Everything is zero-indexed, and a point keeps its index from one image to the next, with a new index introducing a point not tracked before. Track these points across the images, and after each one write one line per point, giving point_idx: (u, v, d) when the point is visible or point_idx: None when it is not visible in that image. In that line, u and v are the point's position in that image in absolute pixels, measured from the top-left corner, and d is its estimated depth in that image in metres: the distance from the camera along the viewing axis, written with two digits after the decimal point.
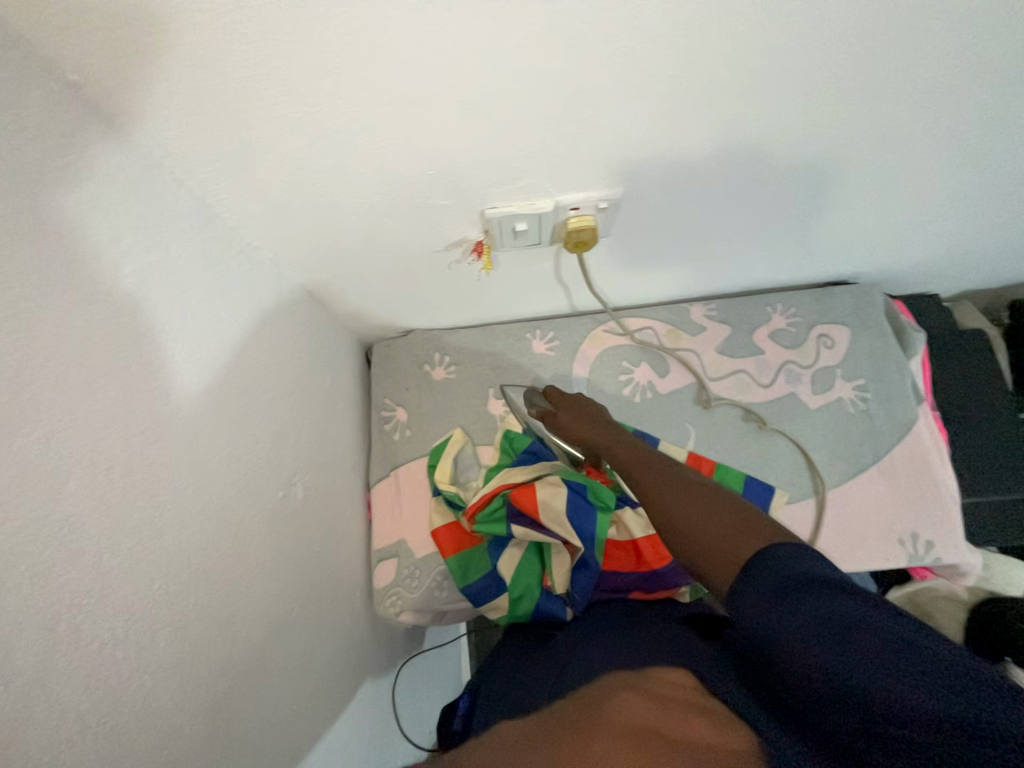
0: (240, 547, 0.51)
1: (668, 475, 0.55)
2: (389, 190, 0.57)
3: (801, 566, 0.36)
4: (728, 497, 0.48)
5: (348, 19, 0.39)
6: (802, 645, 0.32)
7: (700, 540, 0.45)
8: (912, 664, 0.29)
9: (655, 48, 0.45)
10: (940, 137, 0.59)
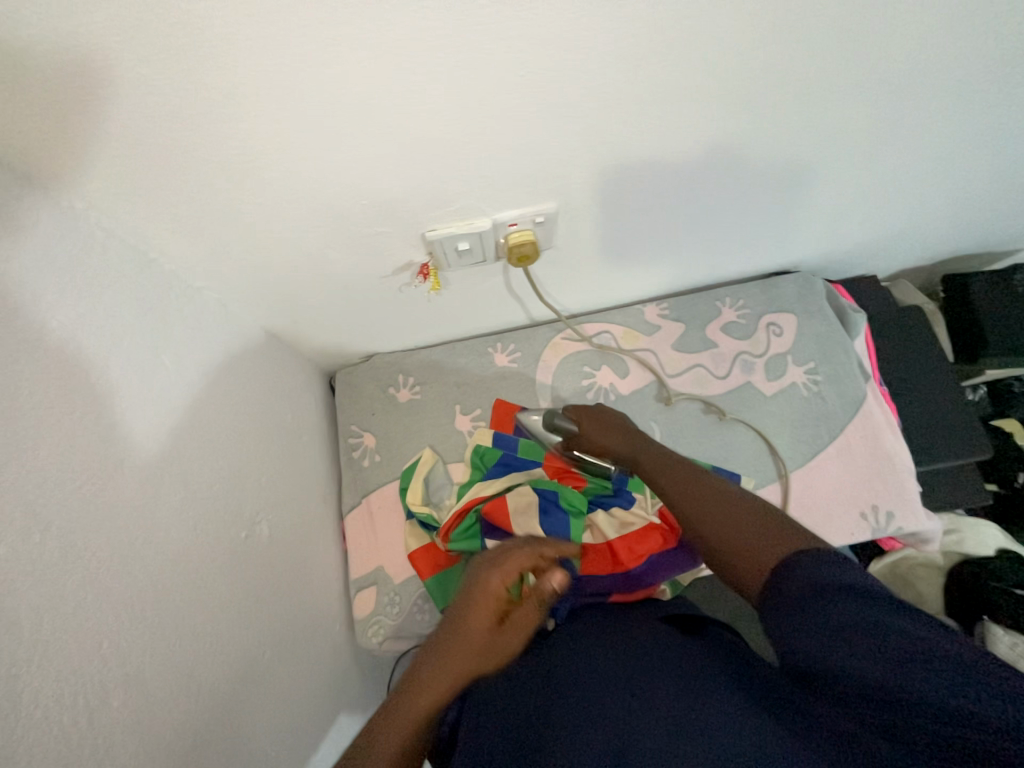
0: (199, 594, 0.50)
1: (701, 487, 0.58)
2: (327, 222, 0.58)
3: (824, 577, 0.38)
4: (760, 508, 0.52)
5: (260, 63, 0.40)
6: (824, 647, 0.35)
7: (735, 547, 0.49)
8: (927, 662, 0.31)
9: (565, 66, 0.47)
10: (848, 130, 0.63)
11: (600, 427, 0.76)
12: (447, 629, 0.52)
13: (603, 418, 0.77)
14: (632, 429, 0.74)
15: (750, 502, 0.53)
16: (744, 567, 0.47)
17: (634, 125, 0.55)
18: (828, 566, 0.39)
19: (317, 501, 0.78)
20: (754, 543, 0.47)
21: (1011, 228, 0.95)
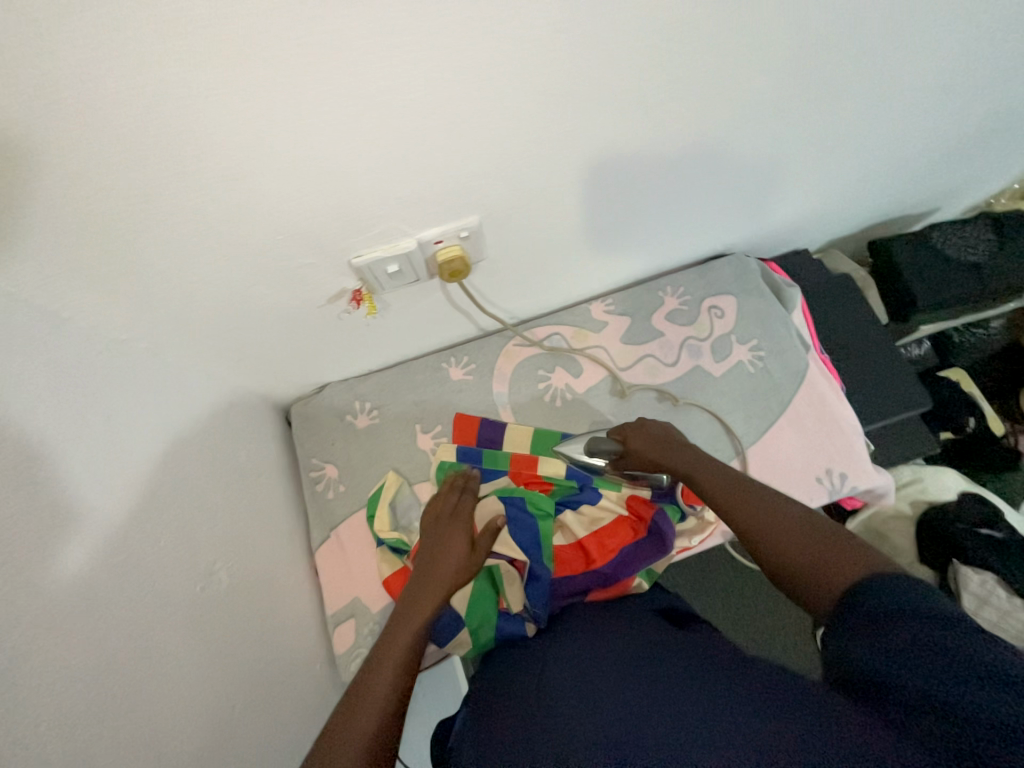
0: (152, 654, 0.48)
1: (770, 503, 0.57)
2: (246, 258, 0.57)
3: (896, 603, 0.38)
4: (826, 529, 0.51)
5: (148, 102, 0.39)
6: (876, 656, 0.35)
7: (807, 565, 0.48)
8: (947, 666, 0.32)
9: (465, 82, 0.48)
10: (753, 113, 0.66)
11: (650, 445, 0.74)
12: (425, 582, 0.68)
13: (648, 434, 0.75)
14: (685, 444, 0.72)
15: (814, 522, 0.53)
16: (810, 583, 0.47)
17: (542, 131, 0.57)
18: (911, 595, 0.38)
19: (284, 540, 0.77)
20: (821, 561, 0.47)
21: (920, 191, 1.01)
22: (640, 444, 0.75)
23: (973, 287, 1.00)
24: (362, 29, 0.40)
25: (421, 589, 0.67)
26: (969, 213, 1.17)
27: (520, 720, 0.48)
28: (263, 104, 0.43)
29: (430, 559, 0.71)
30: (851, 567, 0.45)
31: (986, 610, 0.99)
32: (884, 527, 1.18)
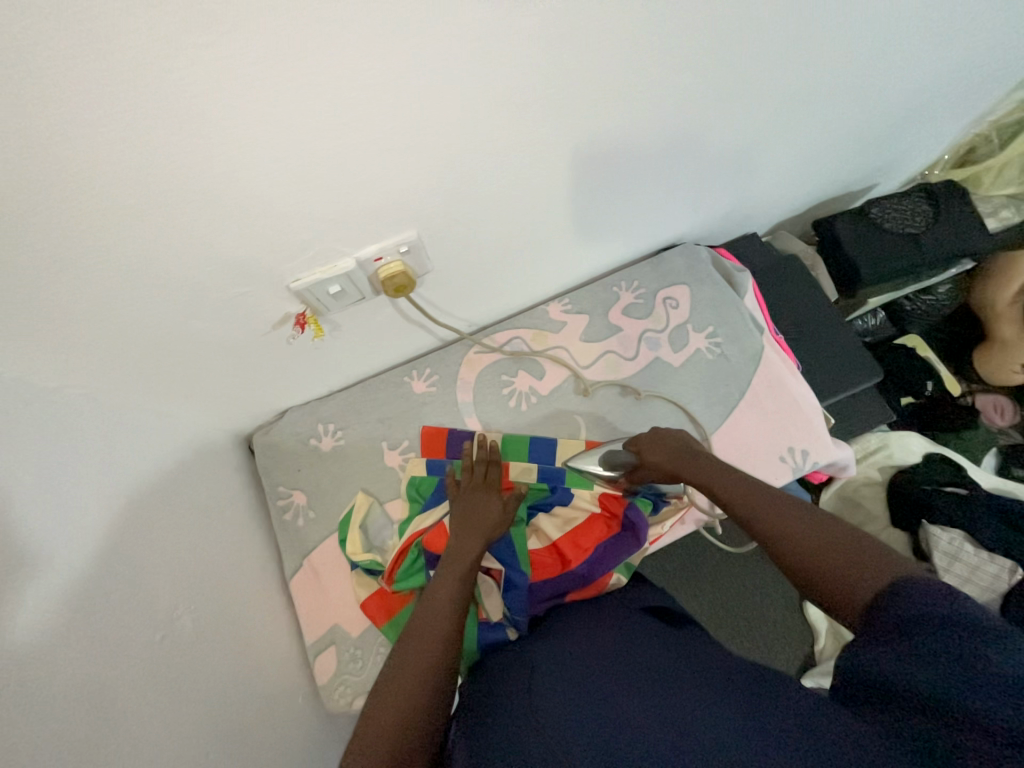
0: (112, 711, 0.45)
1: (782, 507, 0.57)
2: (177, 291, 0.55)
3: (927, 607, 0.37)
4: (855, 538, 0.50)
5: (45, 135, 0.37)
6: (905, 669, 0.35)
7: (821, 568, 0.49)
8: (980, 682, 0.32)
9: (388, 97, 0.47)
10: (686, 103, 0.67)
11: (666, 455, 0.73)
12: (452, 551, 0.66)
13: (664, 445, 0.73)
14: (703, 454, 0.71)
15: (841, 531, 0.51)
16: (838, 589, 0.46)
17: (473, 140, 0.57)
18: (938, 593, 0.37)
19: (255, 575, 0.74)
20: (847, 568, 0.47)
21: (855, 168, 1.04)
22: (656, 456, 0.73)
23: (913, 256, 1.03)
24: (270, 53, 0.39)
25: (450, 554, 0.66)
26: (905, 186, 1.21)
27: (512, 726, 0.48)
28: (174, 130, 0.41)
29: (461, 521, 0.71)
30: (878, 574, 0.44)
31: (956, 566, 1.00)
32: (857, 494, 1.22)
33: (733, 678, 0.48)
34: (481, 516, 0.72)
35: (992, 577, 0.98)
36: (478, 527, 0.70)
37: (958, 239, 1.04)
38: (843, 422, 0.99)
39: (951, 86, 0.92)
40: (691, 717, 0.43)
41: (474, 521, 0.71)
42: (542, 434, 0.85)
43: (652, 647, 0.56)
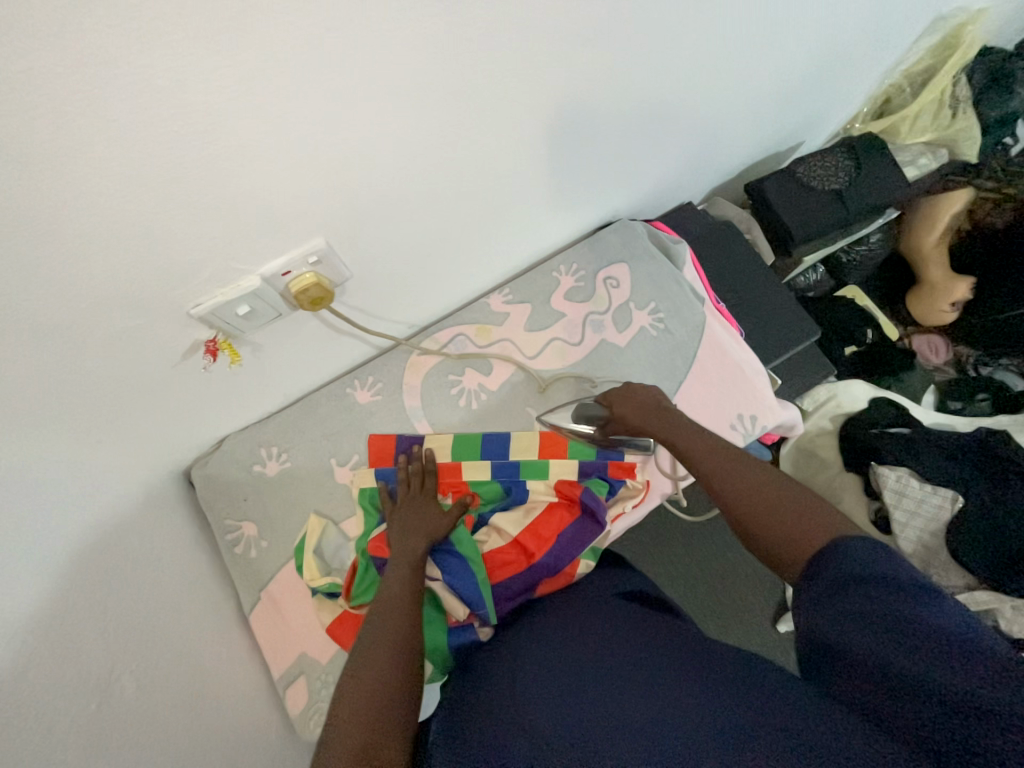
0: None
1: (743, 466, 0.58)
2: (56, 330, 0.48)
3: (868, 570, 0.39)
4: (806, 496, 0.52)
5: None
6: (853, 633, 0.37)
7: (771, 525, 0.50)
8: (931, 645, 0.34)
9: (280, 96, 0.44)
10: (607, 74, 0.65)
11: (634, 408, 0.73)
12: (397, 562, 0.64)
13: (632, 400, 0.74)
14: (668, 409, 0.71)
15: (794, 486, 0.53)
16: (785, 545, 0.48)
17: (376, 141, 0.54)
18: (878, 556, 0.40)
19: (210, 616, 0.70)
20: (795, 525, 0.48)
21: (778, 130, 1.06)
22: (625, 408, 0.74)
23: (840, 211, 1.06)
24: (127, 58, 0.35)
25: (394, 568, 0.63)
26: (828, 142, 1.24)
27: (497, 726, 0.46)
28: (14, 147, 0.36)
29: (403, 533, 0.69)
30: (825, 532, 0.46)
31: (904, 501, 1.05)
32: (810, 444, 1.26)
33: (700, 661, 0.48)
34: (420, 525, 0.70)
35: (936, 507, 1.03)
36: (419, 536, 0.68)
37: (880, 191, 1.08)
38: (789, 381, 1.01)
39: (861, 39, 0.94)
40: (655, 700, 0.42)
41: (413, 532, 0.69)
42: (496, 430, 0.83)
43: (620, 633, 0.56)
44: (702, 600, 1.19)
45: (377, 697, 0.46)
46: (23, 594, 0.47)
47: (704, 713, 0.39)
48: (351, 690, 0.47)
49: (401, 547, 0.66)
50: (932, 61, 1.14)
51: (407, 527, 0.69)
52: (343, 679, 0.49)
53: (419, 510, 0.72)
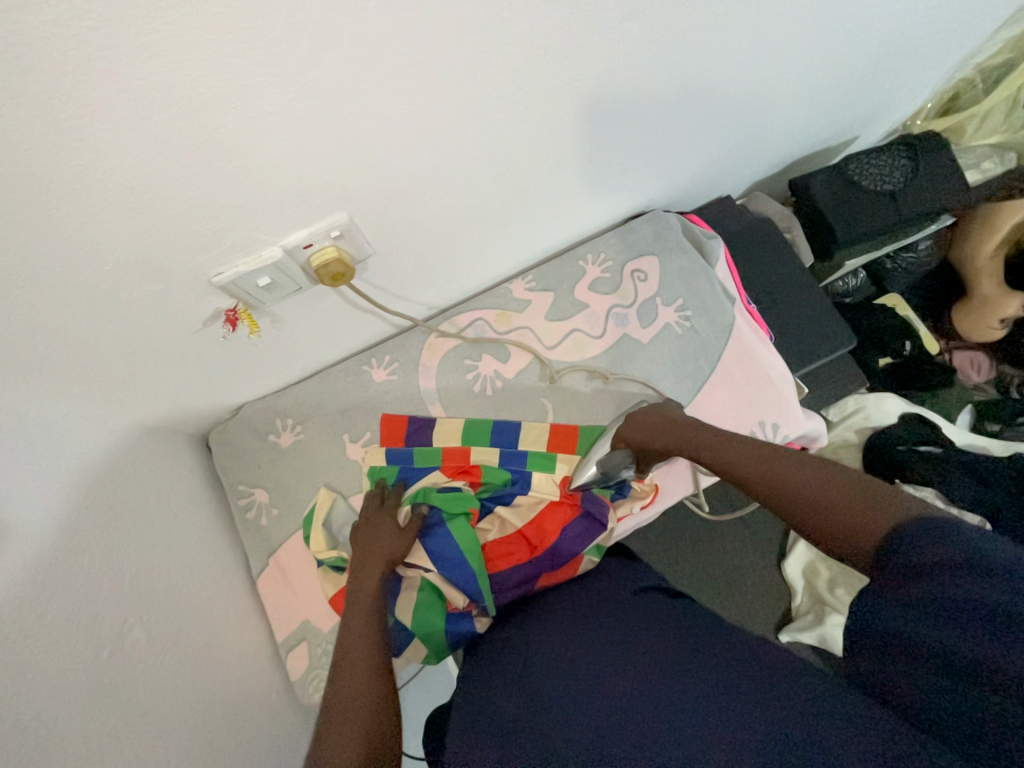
0: (79, 734, 0.44)
1: (782, 469, 0.57)
2: (77, 291, 0.49)
3: (930, 553, 0.37)
4: (852, 478, 0.51)
5: None
6: (912, 618, 0.36)
7: (835, 519, 0.48)
8: (1005, 632, 0.31)
9: (309, 62, 0.42)
10: (654, 52, 0.62)
11: (648, 432, 0.74)
12: (354, 598, 0.63)
13: (641, 426, 0.75)
14: (682, 422, 0.73)
15: (843, 477, 0.51)
16: (847, 539, 0.46)
17: (401, 115, 0.51)
18: (936, 535, 0.37)
19: (220, 577, 0.72)
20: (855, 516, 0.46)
21: (830, 123, 0.99)
22: (639, 432, 0.75)
23: (891, 214, 1.00)
24: (156, 18, 0.34)
25: (352, 604, 0.62)
26: (886, 138, 1.16)
27: (513, 699, 0.49)
28: (39, 106, 0.35)
29: (363, 560, 0.67)
30: (890, 513, 0.43)
31: None
32: (834, 456, 1.22)
33: (705, 648, 0.48)
34: (379, 551, 0.68)
35: None
36: (377, 564, 0.67)
37: (937, 196, 1.01)
38: (815, 391, 0.98)
39: (933, 28, 0.86)
40: (668, 709, 0.41)
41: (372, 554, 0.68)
42: (509, 418, 0.82)
43: (613, 621, 0.56)
44: (707, 603, 1.18)
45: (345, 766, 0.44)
46: (41, 549, 0.49)
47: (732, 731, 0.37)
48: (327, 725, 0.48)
49: (359, 580, 0.65)
50: (1009, 55, 1.05)
51: (364, 555, 0.68)
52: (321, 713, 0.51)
53: (377, 529, 0.71)
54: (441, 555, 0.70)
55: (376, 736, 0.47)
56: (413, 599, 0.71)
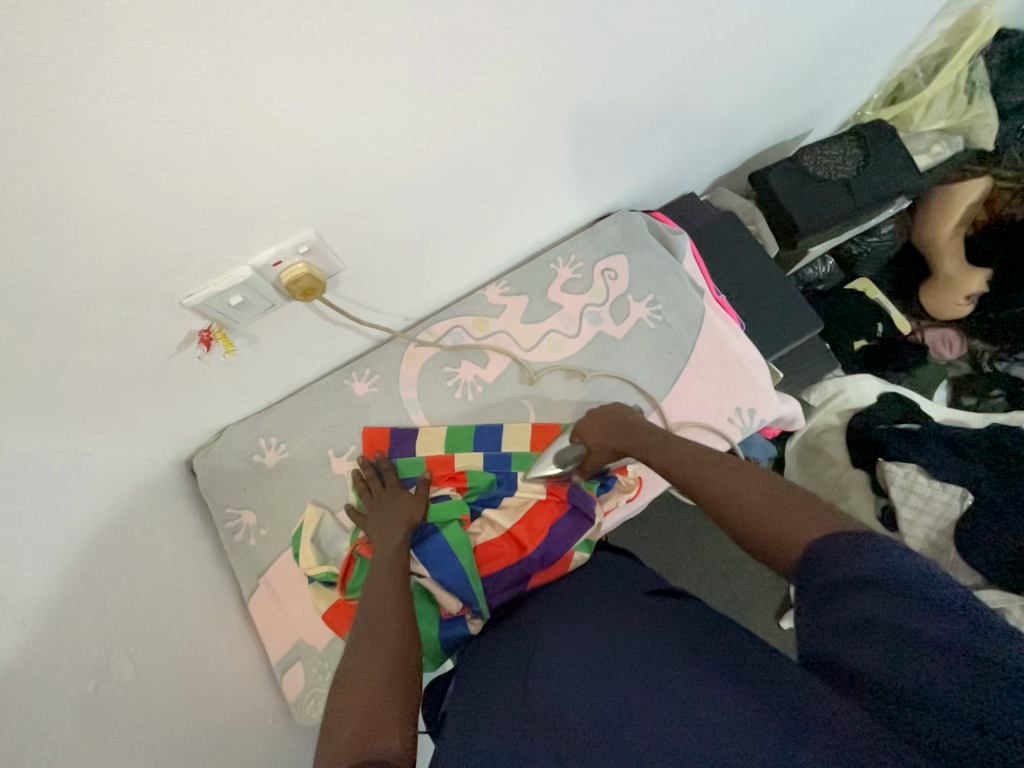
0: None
1: (724, 469, 0.57)
2: (45, 321, 0.49)
3: (864, 570, 0.37)
4: (791, 490, 0.51)
5: None
6: (858, 643, 0.35)
7: (776, 524, 0.48)
8: (948, 659, 0.32)
9: (264, 86, 0.44)
10: (605, 59, 0.65)
11: (605, 432, 0.71)
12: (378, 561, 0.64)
13: (601, 425, 0.72)
14: (638, 420, 0.70)
15: (781, 487, 0.52)
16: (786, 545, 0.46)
17: (360, 132, 0.53)
18: (866, 550, 0.39)
19: (209, 603, 0.72)
20: (784, 522, 0.47)
21: (782, 119, 1.03)
22: (595, 434, 0.72)
23: (848, 201, 1.03)
24: (109, 48, 0.36)
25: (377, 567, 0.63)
26: (839, 129, 1.21)
27: (508, 691, 0.51)
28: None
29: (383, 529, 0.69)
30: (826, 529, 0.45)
31: (912, 498, 1.03)
32: (817, 439, 1.25)
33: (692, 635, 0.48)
34: (399, 520, 0.70)
35: (944, 504, 1.01)
36: (396, 530, 0.68)
37: (890, 182, 1.05)
38: (790, 376, 1.00)
39: (871, 22, 0.91)
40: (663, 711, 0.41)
41: (392, 523, 0.69)
42: (492, 422, 0.83)
43: (603, 618, 0.56)
44: (716, 600, 1.18)
45: (369, 717, 0.44)
46: (19, 583, 0.48)
47: (744, 737, 0.37)
48: (343, 699, 0.46)
49: (380, 545, 0.66)
50: (946, 44, 1.11)
51: (384, 525, 0.69)
52: (332, 688, 0.48)
53: (394, 503, 0.72)
54: (434, 560, 0.70)
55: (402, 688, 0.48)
56: None
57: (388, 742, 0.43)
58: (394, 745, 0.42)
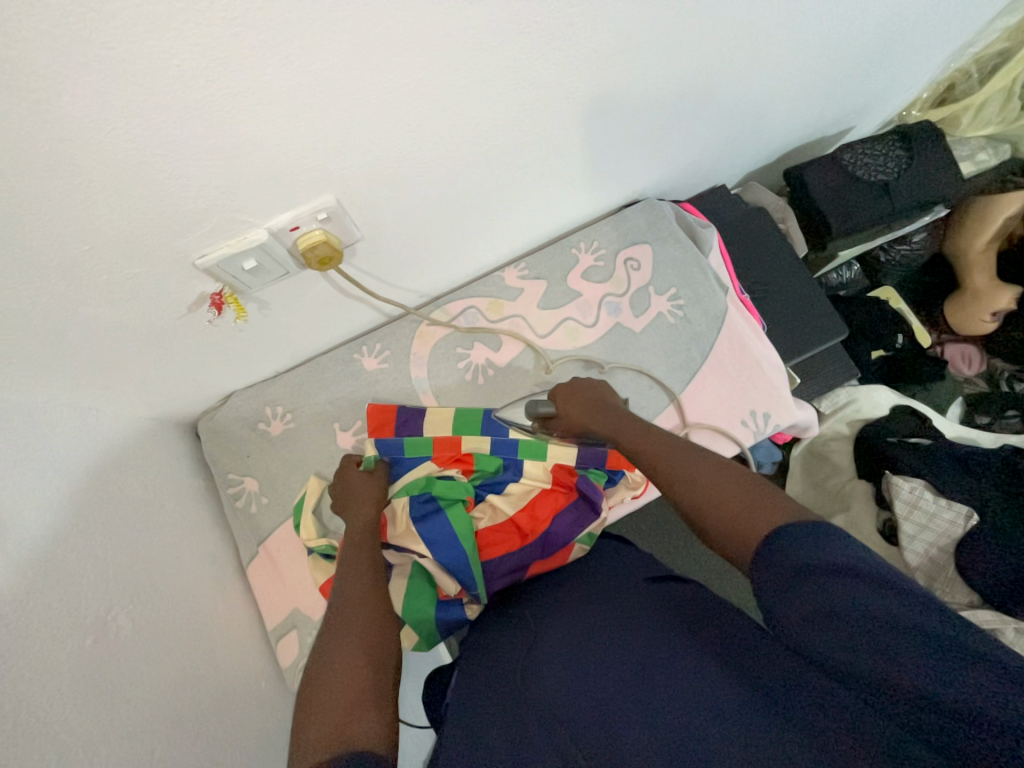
0: (62, 720, 0.43)
1: (681, 452, 0.58)
2: (54, 271, 0.48)
3: (822, 560, 0.39)
4: (742, 474, 0.52)
5: None
6: (817, 634, 0.36)
7: (721, 511, 0.49)
8: (910, 643, 0.33)
9: (292, 41, 0.41)
10: (651, 36, 0.61)
11: (578, 409, 0.73)
12: (347, 551, 0.62)
13: (578, 397, 0.74)
14: (608, 403, 0.71)
15: (734, 471, 0.53)
16: (726, 532, 0.48)
17: (389, 96, 0.50)
18: (826, 542, 0.40)
19: (208, 565, 0.72)
20: (729, 510, 0.49)
21: (825, 112, 0.99)
22: (571, 407, 0.74)
23: (883, 205, 0.99)
24: None
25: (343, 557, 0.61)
26: (881, 128, 1.16)
27: (513, 671, 0.51)
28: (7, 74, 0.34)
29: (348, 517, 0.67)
30: None
31: (914, 514, 1.01)
32: (824, 448, 1.24)
33: (692, 632, 0.48)
34: (365, 505, 0.68)
35: (948, 523, 0.98)
36: (363, 515, 0.67)
37: (930, 187, 1.01)
38: (806, 382, 0.98)
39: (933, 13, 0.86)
40: (668, 707, 0.40)
41: (358, 508, 0.68)
42: (500, 406, 0.82)
43: (600, 612, 0.56)
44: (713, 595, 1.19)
45: (340, 710, 0.42)
46: (23, 537, 0.48)
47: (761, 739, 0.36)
48: (311, 695, 0.44)
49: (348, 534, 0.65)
50: (1007, 44, 1.05)
51: (351, 513, 0.67)
52: (301, 683, 0.46)
53: (354, 488, 0.70)
54: (436, 541, 0.70)
55: (378, 676, 0.47)
56: (404, 584, 0.71)
57: (367, 731, 0.41)
58: (372, 742, 0.40)
